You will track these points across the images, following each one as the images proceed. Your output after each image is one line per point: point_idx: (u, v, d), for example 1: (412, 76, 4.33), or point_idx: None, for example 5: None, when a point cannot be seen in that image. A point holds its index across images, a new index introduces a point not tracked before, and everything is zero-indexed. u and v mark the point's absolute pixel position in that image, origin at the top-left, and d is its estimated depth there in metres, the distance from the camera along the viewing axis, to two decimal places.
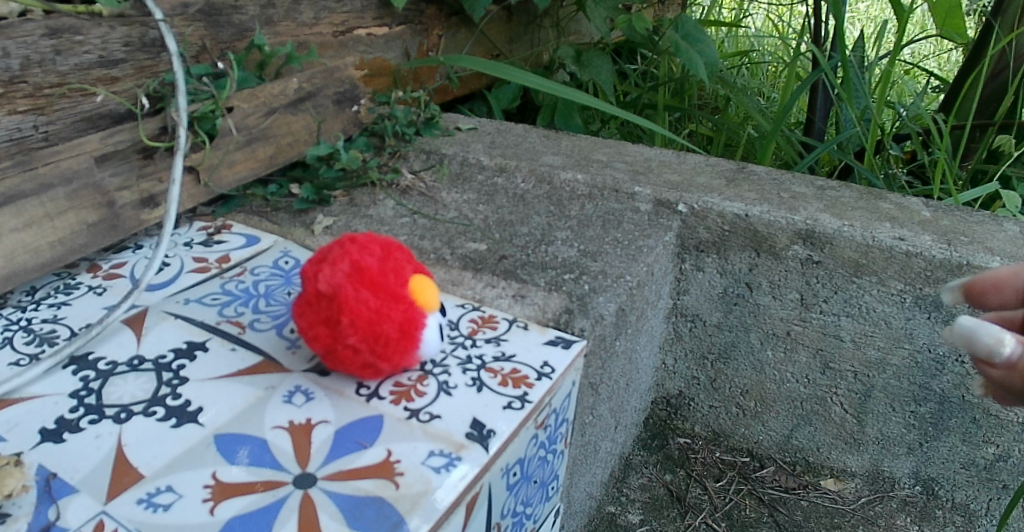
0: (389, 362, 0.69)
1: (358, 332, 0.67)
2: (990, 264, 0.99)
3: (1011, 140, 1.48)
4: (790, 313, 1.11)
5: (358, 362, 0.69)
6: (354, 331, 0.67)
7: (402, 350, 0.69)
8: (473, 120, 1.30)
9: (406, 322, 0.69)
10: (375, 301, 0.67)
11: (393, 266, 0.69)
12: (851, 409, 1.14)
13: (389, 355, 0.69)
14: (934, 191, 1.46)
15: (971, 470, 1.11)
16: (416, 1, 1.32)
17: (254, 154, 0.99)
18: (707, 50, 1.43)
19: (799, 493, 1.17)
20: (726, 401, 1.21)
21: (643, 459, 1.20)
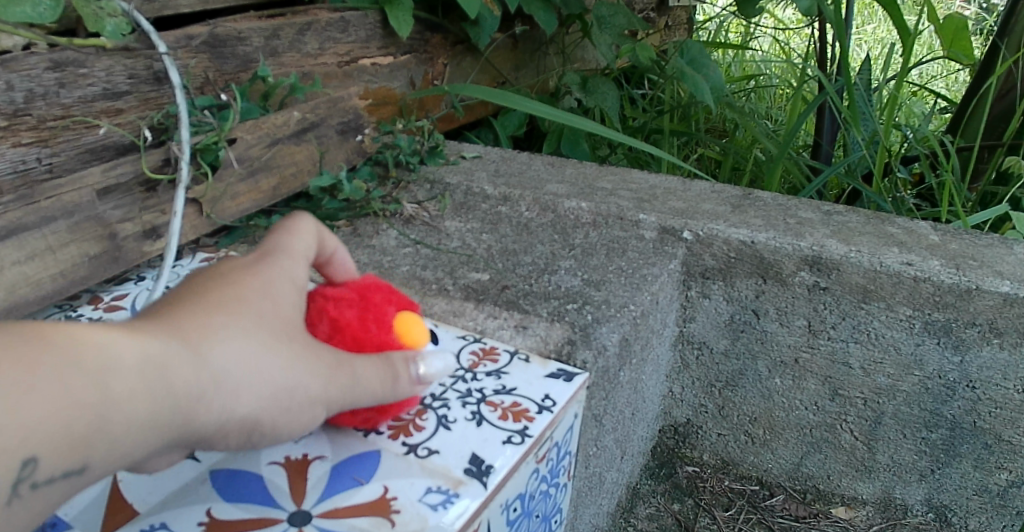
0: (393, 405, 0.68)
1: None
2: (1000, 288, 0.99)
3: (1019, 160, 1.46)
4: (797, 340, 1.09)
5: (359, 420, 0.68)
6: None
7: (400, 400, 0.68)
8: (477, 148, 1.30)
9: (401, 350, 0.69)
10: (365, 329, 0.68)
11: (374, 314, 0.69)
12: (862, 435, 1.12)
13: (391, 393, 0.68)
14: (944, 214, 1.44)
15: (984, 497, 1.10)
16: (422, 29, 1.32)
17: (258, 185, 0.99)
18: (712, 75, 1.40)
19: (810, 522, 1.15)
20: (735, 429, 1.18)
21: (650, 489, 1.17)
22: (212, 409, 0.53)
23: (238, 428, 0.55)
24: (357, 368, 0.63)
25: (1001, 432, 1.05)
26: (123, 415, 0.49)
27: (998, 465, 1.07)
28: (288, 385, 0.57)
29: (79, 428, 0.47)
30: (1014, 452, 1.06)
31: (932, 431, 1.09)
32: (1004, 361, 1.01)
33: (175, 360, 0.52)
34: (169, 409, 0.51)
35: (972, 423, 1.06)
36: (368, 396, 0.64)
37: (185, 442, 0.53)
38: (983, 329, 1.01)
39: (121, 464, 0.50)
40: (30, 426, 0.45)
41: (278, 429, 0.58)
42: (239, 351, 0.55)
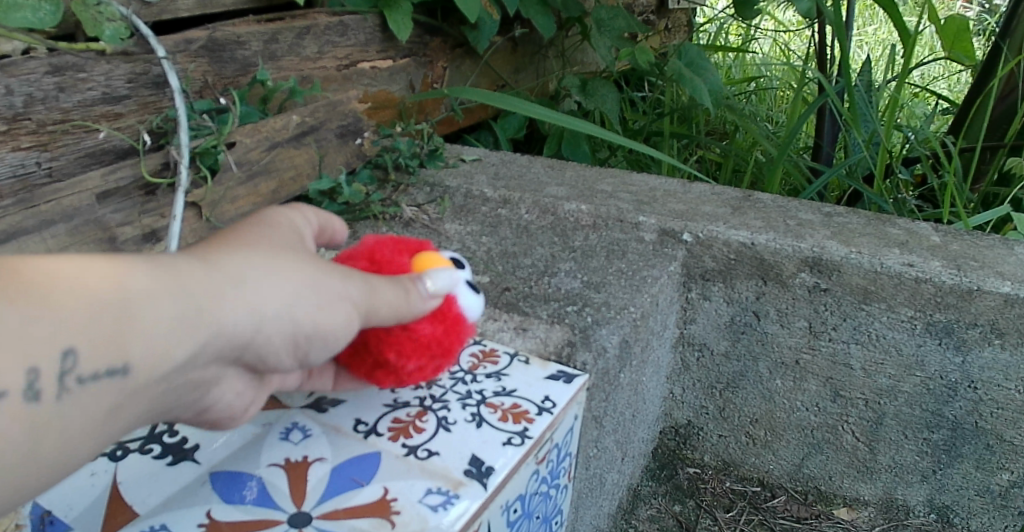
0: (444, 323, 0.67)
1: (411, 357, 0.67)
2: (1001, 289, 0.98)
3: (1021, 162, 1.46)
4: (798, 342, 1.09)
5: (427, 370, 0.69)
6: (408, 358, 0.67)
7: (454, 337, 0.68)
8: (477, 151, 1.29)
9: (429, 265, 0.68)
10: (389, 263, 0.69)
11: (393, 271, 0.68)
12: (863, 436, 1.12)
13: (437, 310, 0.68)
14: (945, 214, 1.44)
15: (986, 497, 1.10)
16: (421, 33, 1.32)
17: (257, 189, 0.99)
18: (711, 77, 1.40)
19: (811, 523, 1.15)
20: (735, 430, 1.18)
21: (651, 490, 1.17)
22: (241, 305, 0.52)
23: (275, 328, 0.54)
24: (375, 280, 0.61)
25: (1003, 433, 1.05)
26: (149, 309, 0.49)
27: (1000, 465, 1.07)
28: (314, 284, 0.56)
29: (106, 323, 0.47)
30: (1016, 453, 1.06)
31: (934, 432, 1.09)
32: (1006, 362, 1.01)
33: (195, 265, 0.52)
34: (196, 304, 0.50)
35: (973, 423, 1.06)
36: (392, 314, 0.61)
37: (225, 349, 0.52)
38: (984, 329, 1.01)
39: (162, 365, 0.49)
40: (58, 318, 0.46)
41: (317, 334, 0.57)
42: (255, 258, 0.55)
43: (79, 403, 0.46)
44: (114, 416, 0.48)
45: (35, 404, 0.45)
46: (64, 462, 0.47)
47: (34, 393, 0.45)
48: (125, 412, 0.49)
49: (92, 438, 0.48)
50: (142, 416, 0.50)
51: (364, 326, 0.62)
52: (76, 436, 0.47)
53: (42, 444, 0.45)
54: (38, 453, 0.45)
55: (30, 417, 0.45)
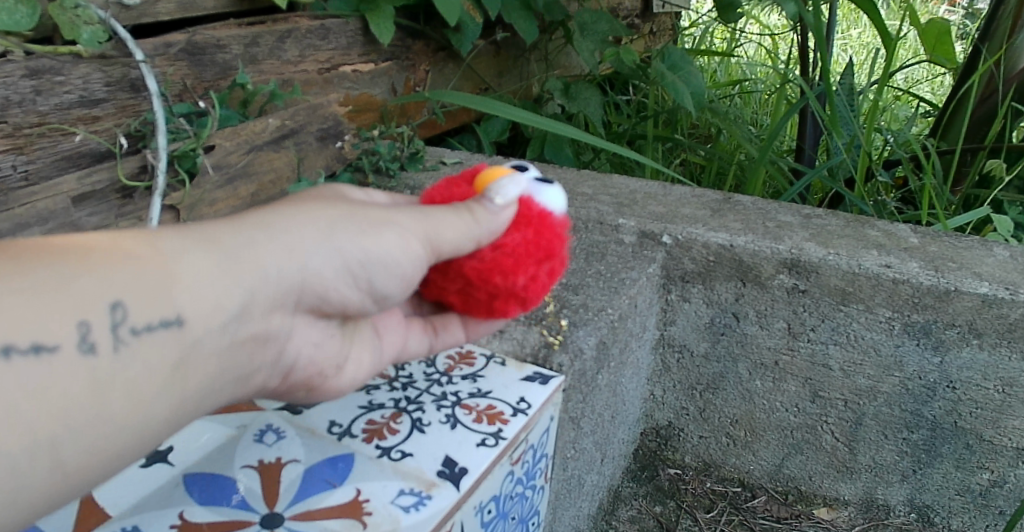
0: (530, 226, 0.66)
1: (516, 274, 0.66)
2: (979, 289, 0.99)
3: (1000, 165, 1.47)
4: (777, 343, 1.10)
5: (542, 279, 0.67)
6: (516, 276, 0.66)
7: (548, 238, 0.67)
8: (458, 154, 1.28)
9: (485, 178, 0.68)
10: (452, 196, 0.69)
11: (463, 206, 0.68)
12: (843, 436, 1.13)
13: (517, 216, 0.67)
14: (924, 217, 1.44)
15: (966, 497, 1.11)
16: (403, 36, 1.32)
17: (236, 192, 0.99)
18: (694, 80, 1.38)
19: (791, 523, 1.16)
20: (716, 431, 1.19)
21: (633, 491, 1.17)
22: (275, 247, 0.58)
23: (318, 263, 0.60)
24: (433, 211, 0.64)
25: (982, 432, 1.06)
26: (185, 261, 0.55)
27: (981, 464, 1.08)
28: (349, 220, 0.62)
29: (149, 278, 0.53)
30: (996, 452, 1.07)
31: (913, 432, 1.10)
32: (984, 362, 1.02)
33: (224, 225, 0.58)
34: (228, 253, 0.56)
35: (952, 423, 1.07)
36: (460, 235, 0.63)
37: (273, 292, 0.58)
38: (962, 330, 1.01)
39: (212, 311, 0.55)
40: (102, 281, 0.52)
41: (368, 259, 0.61)
42: (284, 210, 0.61)
43: (137, 356, 0.53)
44: (182, 366, 0.55)
45: (94, 357, 0.51)
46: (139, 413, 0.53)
47: (92, 347, 0.51)
48: (189, 363, 0.55)
49: (161, 389, 0.54)
50: (211, 364, 0.56)
51: (448, 254, 0.64)
52: (144, 388, 0.53)
53: (112, 394, 0.52)
54: (111, 404, 0.51)
55: (91, 369, 0.51)
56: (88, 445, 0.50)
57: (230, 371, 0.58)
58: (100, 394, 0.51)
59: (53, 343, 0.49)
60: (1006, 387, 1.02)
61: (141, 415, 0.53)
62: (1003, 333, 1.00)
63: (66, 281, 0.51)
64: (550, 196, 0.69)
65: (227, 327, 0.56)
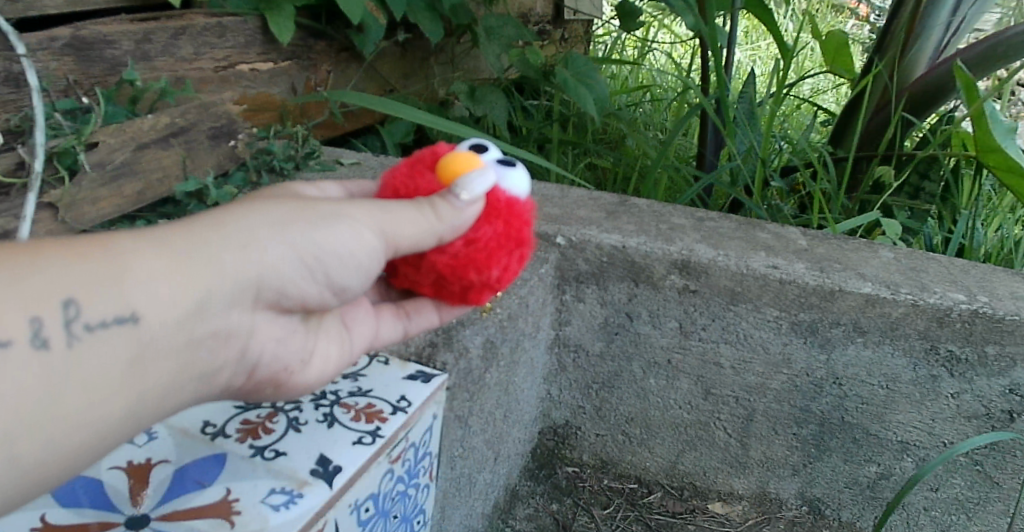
0: (500, 218, 0.68)
1: (486, 270, 0.68)
2: (861, 289, 1.04)
3: (891, 172, 1.54)
4: (669, 341, 1.13)
5: (511, 264, 0.69)
6: (487, 271, 0.68)
7: (515, 227, 0.68)
8: (357, 155, 1.26)
9: (450, 168, 0.67)
10: (417, 187, 0.68)
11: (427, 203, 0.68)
12: (735, 432, 1.17)
13: (486, 208, 0.68)
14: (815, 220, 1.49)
15: (855, 489, 1.17)
16: (304, 36, 1.32)
17: (121, 191, 0.96)
18: (597, 86, 1.41)
19: (686, 518, 1.19)
20: (612, 428, 1.21)
21: (530, 490, 1.19)
22: (232, 243, 0.59)
23: (276, 258, 0.60)
24: (396, 206, 0.64)
25: (869, 427, 1.13)
26: (140, 259, 0.56)
27: (868, 458, 1.15)
28: (306, 214, 0.62)
29: (102, 275, 0.55)
30: (882, 446, 1.13)
31: (802, 427, 1.15)
32: (869, 358, 1.08)
33: (184, 223, 0.59)
34: (184, 250, 0.57)
35: (840, 417, 1.13)
36: (425, 230, 0.64)
37: (232, 290, 0.59)
38: (847, 328, 1.07)
39: (167, 309, 0.56)
40: (54, 278, 0.53)
41: (329, 253, 0.62)
42: (244, 207, 0.62)
43: (90, 353, 0.54)
44: (140, 364, 0.55)
45: (47, 353, 0.52)
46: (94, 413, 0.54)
47: (45, 343, 0.52)
48: (146, 362, 0.56)
49: (119, 386, 0.55)
50: (171, 362, 0.57)
51: (417, 249, 0.65)
52: (101, 385, 0.54)
53: (67, 392, 0.53)
54: (65, 403, 0.52)
55: (43, 364, 0.52)
56: (42, 441, 0.51)
57: (193, 369, 0.59)
58: (54, 390, 0.52)
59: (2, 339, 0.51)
60: (889, 382, 1.09)
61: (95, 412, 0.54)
62: (885, 332, 1.06)
63: (17, 278, 0.52)
64: (515, 180, 0.70)
65: (185, 325, 0.57)
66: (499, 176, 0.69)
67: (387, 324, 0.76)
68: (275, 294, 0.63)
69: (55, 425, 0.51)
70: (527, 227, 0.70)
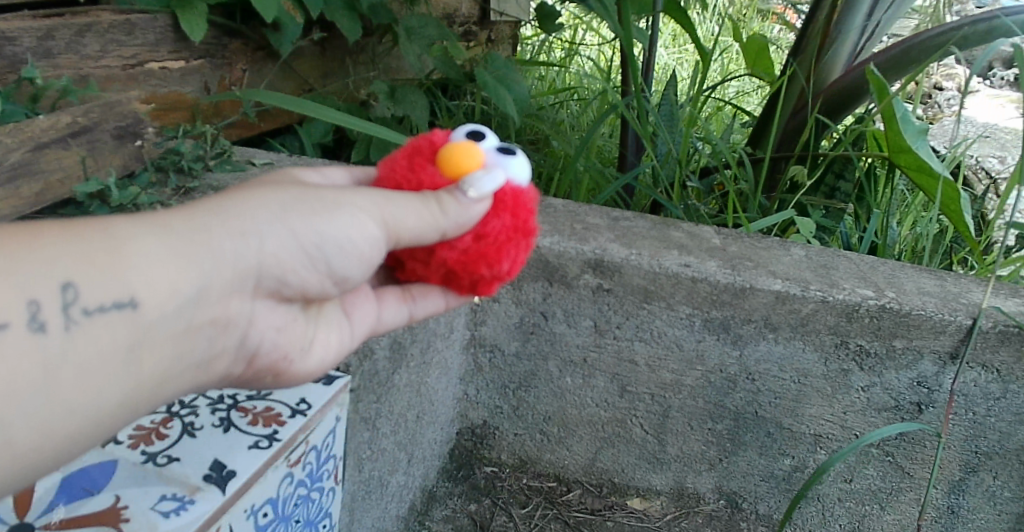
0: (507, 210, 0.71)
1: (496, 262, 0.72)
2: (772, 286, 1.07)
3: (803, 172, 1.54)
4: (585, 340, 1.14)
5: (518, 252, 0.74)
6: (497, 263, 0.72)
7: (522, 218, 0.73)
8: (270, 155, 1.25)
9: (455, 164, 0.70)
10: (422, 182, 0.71)
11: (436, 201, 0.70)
12: (651, 429, 1.19)
13: (493, 202, 0.71)
14: (729, 219, 1.52)
15: (771, 482, 1.21)
16: (218, 34, 1.30)
17: (18, 191, 0.93)
18: (516, 87, 1.41)
19: (605, 514, 1.21)
20: (530, 427, 1.21)
21: (447, 491, 1.21)
22: (232, 230, 0.63)
23: (274, 244, 0.65)
24: (398, 198, 0.68)
25: (782, 421, 1.17)
26: (137, 244, 0.59)
27: (783, 451, 1.19)
28: (307, 201, 0.67)
29: (99, 262, 0.58)
30: (796, 439, 1.18)
31: (717, 422, 1.17)
32: (780, 353, 1.12)
33: (184, 209, 0.63)
34: (182, 237, 0.61)
35: (753, 412, 1.16)
36: (426, 223, 0.68)
37: (229, 277, 0.63)
38: (759, 324, 1.10)
39: (163, 295, 0.60)
40: (53, 263, 0.57)
41: (325, 241, 0.66)
42: (244, 193, 0.66)
43: (86, 337, 0.58)
44: (136, 348, 0.59)
45: (45, 336, 0.56)
46: (89, 394, 0.57)
47: (43, 326, 0.56)
48: (143, 345, 0.60)
49: (114, 369, 0.59)
50: (166, 347, 0.61)
51: (424, 242, 0.69)
52: (97, 369, 0.58)
53: (66, 374, 0.57)
54: (63, 384, 0.56)
55: (41, 345, 0.56)
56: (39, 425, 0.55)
57: (188, 353, 0.63)
58: (51, 375, 0.56)
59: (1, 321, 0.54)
60: (801, 377, 1.13)
61: (90, 396, 0.57)
62: (795, 328, 1.09)
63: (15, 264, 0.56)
64: (516, 168, 0.72)
65: (179, 311, 0.61)
66: (502, 169, 0.72)
67: (390, 308, 0.80)
68: (274, 280, 0.67)
69: (51, 406, 0.55)
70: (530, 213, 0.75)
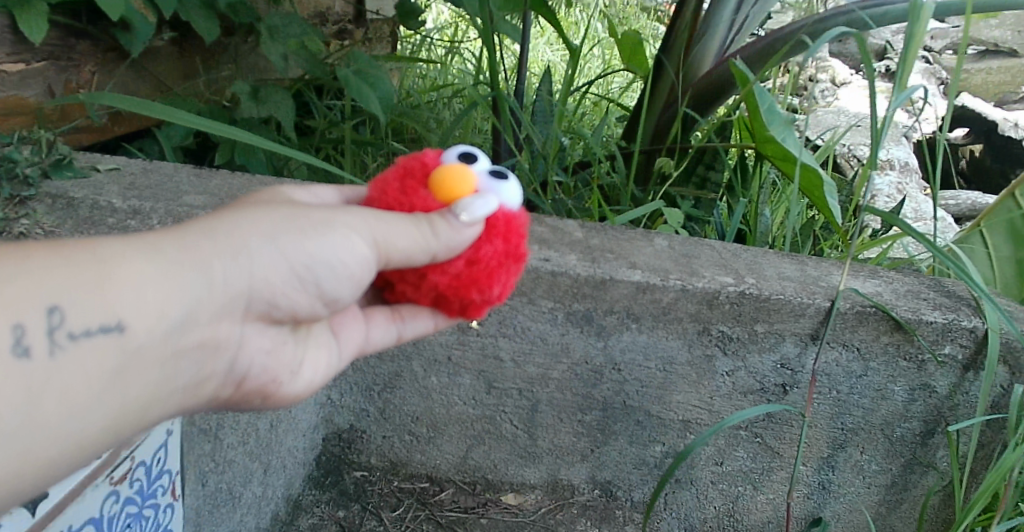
0: (499, 235, 0.80)
1: (488, 285, 0.81)
2: (632, 277, 1.08)
3: (669, 162, 1.56)
4: (449, 338, 1.13)
5: (507, 275, 0.82)
6: (489, 286, 0.81)
7: (513, 242, 0.81)
8: (117, 160, 1.21)
9: (448, 187, 0.78)
10: (414, 205, 0.79)
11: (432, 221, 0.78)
12: (521, 423, 1.19)
13: (487, 227, 0.79)
14: (596, 212, 1.53)
15: (643, 469, 1.23)
16: (63, 35, 1.24)
17: None
18: (382, 86, 1.40)
19: (478, 512, 1.21)
20: (398, 429, 1.21)
21: (314, 499, 1.19)
22: (222, 253, 0.71)
23: (261, 268, 0.73)
24: (390, 220, 0.76)
25: (650, 408, 1.19)
26: (125, 267, 0.67)
27: (652, 438, 1.21)
28: (295, 226, 0.75)
29: (90, 288, 0.66)
30: (664, 425, 1.20)
31: (586, 414, 1.19)
32: (643, 343, 1.13)
33: (175, 236, 0.71)
34: (170, 264, 0.69)
35: (621, 402, 1.18)
36: (417, 244, 0.76)
37: (217, 300, 0.72)
38: (621, 315, 1.11)
39: (148, 319, 0.67)
40: (44, 288, 0.65)
41: (312, 263, 0.75)
42: (232, 220, 0.74)
43: (75, 359, 0.65)
44: (122, 369, 0.67)
45: (30, 360, 0.63)
46: (72, 414, 0.64)
47: (27, 350, 0.63)
48: (127, 368, 0.67)
49: (101, 389, 0.66)
50: (151, 368, 0.69)
51: (416, 263, 0.78)
52: (84, 390, 0.65)
53: (51, 393, 0.64)
54: (52, 402, 0.63)
55: (24, 367, 0.63)
56: (23, 445, 0.62)
57: (172, 373, 0.71)
58: (37, 397, 0.63)
59: None
60: (665, 365, 1.15)
61: (76, 417, 0.64)
62: (657, 317, 1.11)
63: (9, 286, 0.64)
64: (510, 192, 0.80)
65: (165, 334, 0.69)
66: (496, 194, 0.79)
67: (379, 328, 0.92)
68: (260, 302, 0.76)
69: (35, 425, 0.62)
70: (522, 237, 0.83)
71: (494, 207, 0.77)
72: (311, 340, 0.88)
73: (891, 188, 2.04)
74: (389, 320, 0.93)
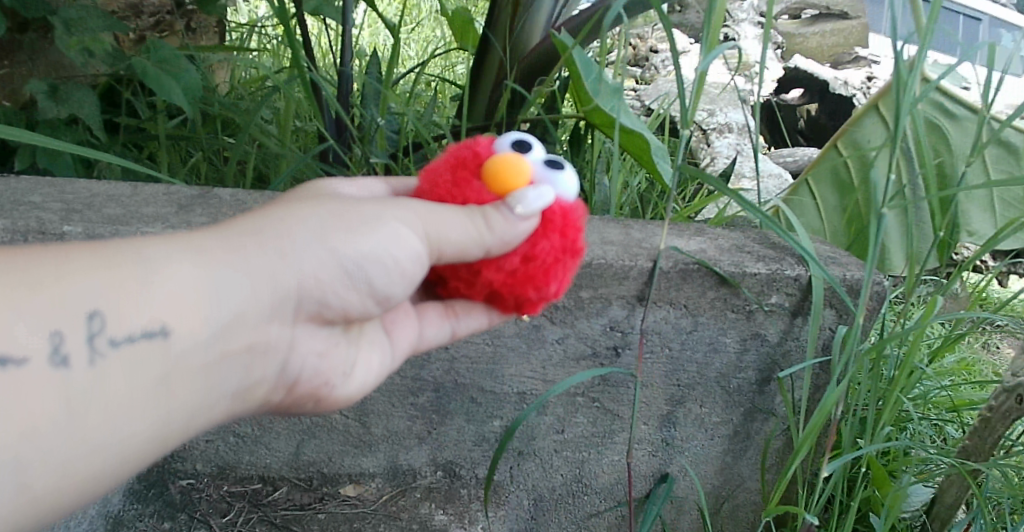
0: (555, 230, 0.88)
1: (545, 279, 0.89)
2: None
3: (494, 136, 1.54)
4: None
5: (561, 268, 0.90)
6: (546, 279, 0.89)
7: (569, 236, 0.89)
8: None
9: (503, 180, 0.86)
10: (469, 198, 0.87)
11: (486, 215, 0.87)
12: (352, 414, 1.20)
13: (544, 223, 0.88)
14: None
15: (484, 446, 1.23)
16: None
17: None
18: (184, 74, 1.42)
19: (315, 507, 1.21)
20: (222, 433, 1.21)
21: (137, 513, 1.17)
22: (268, 255, 0.80)
23: (310, 266, 0.82)
24: (447, 215, 0.85)
25: (482, 385, 1.20)
26: (172, 270, 0.75)
27: (490, 415, 1.21)
28: (344, 222, 0.84)
29: (127, 293, 0.73)
30: (501, 400, 1.20)
31: (418, 396, 1.19)
32: None
33: (222, 239, 0.79)
34: (215, 264, 0.77)
35: (452, 381, 1.19)
36: (469, 238, 0.84)
37: (262, 302, 0.80)
38: None
39: (191, 323, 0.75)
40: (88, 295, 0.72)
41: (363, 260, 0.84)
42: (276, 220, 0.83)
43: (118, 365, 0.72)
44: (166, 375, 0.75)
45: (68, 368, 0.70)
46: (114, 424, 0.72)
47: (64, 359, 0.70)
48: (173, 369, 0.75)
49: (143, 397, 0.74)
50: (194, 373, 0.77)
51: (470, 258, 0.86)
52: (129, 400, 0.73)
53: (93, 399, 0.71)
54: (102, 407, 0.71)
55: (63, 377, 0.70)
56: (67, 459, 0.69)
57: (214, 377, 0.79)
58: (75, 406, 0.70)
59: (21, 357, 0.68)
60: (493, 339, 1.16)
61: (120, 425, 0.72)
62: None
63: (54, 293, 0.71)
64: (565, 182, 0.88)
65: (208, 338, 0.77)
66: (553, 184, 0.87)
67: (433, 325, 1.05)
68: (311, 302, 0.85)
69: (76, 434, 0.69)
70: (579, 231, 0.91)
71: (549, 198, 0.85)
72: (364, 340, 1.01)
73: (729, 149, 2.12)
74: (442, 316, 1.05)
